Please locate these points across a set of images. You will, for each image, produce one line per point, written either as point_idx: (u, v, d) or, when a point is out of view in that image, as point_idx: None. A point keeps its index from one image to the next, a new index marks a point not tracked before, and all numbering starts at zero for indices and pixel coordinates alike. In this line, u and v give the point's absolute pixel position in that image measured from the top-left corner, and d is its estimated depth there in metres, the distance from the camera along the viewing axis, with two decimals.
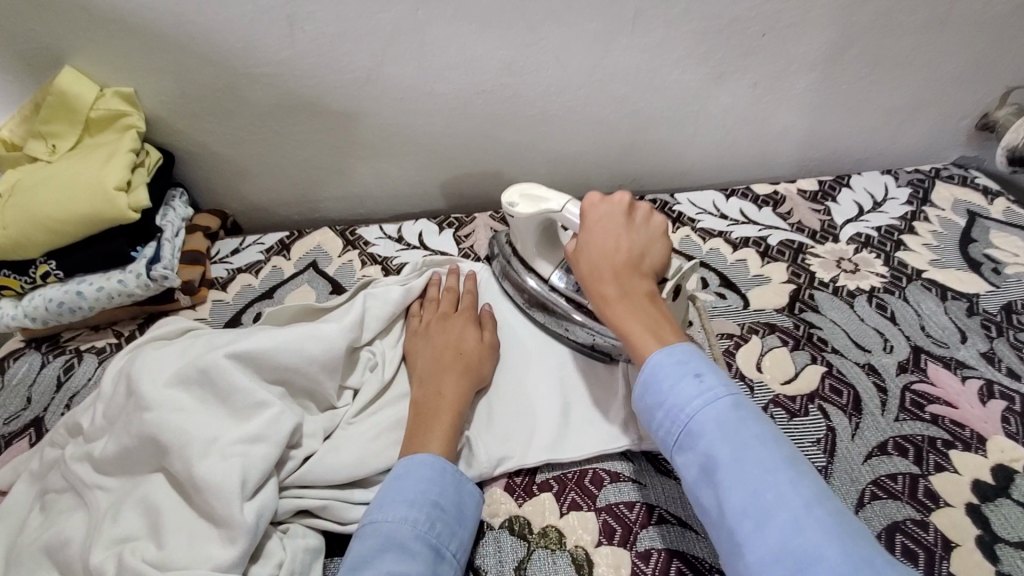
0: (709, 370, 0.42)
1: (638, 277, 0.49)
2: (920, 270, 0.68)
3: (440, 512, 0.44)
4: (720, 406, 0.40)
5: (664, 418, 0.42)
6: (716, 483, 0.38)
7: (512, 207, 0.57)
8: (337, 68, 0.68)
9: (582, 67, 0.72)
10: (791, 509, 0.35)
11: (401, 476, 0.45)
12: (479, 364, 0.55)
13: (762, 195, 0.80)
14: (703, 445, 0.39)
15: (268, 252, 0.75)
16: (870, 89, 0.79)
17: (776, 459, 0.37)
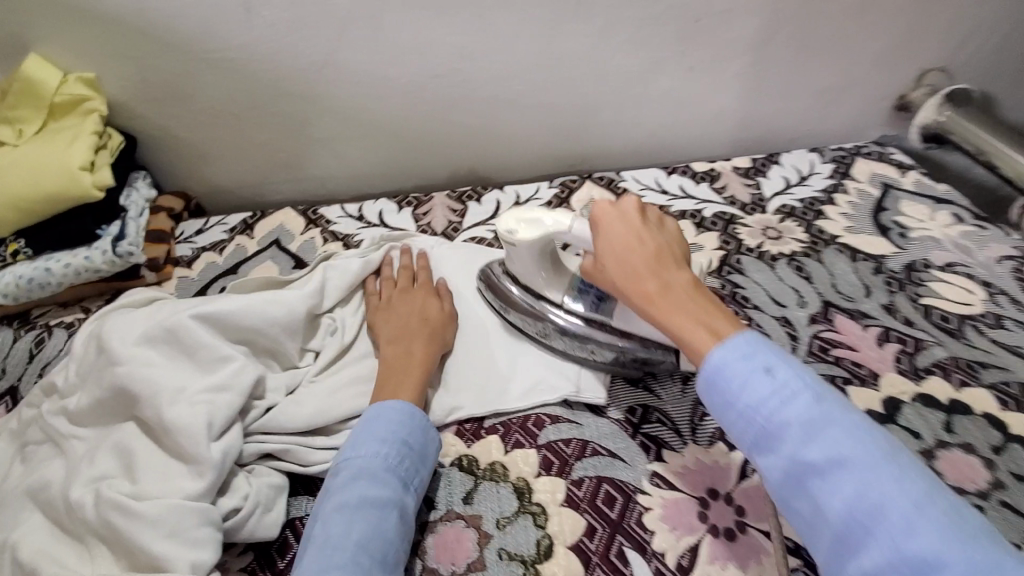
0: (780, 360, 0.37)
1: (674, 267, 0.46)
2: (836, 235, 0.75)
3: (407, 449, 0.48)
4: (800, 401, 0.35)
5: (737, 418, 0.37)
6: (809, 490, 0.34)
7: (512, 233, 0.54)
8: (294, 52, 0.72)
9: (530, 52, 0.77)
10: (902, 511, 0.31)
11: (372, 419, 0.49)
12: (443, 329, 0.59)
13: (701, 172, 0.87)
14: (786, 447, 0.35)
15: (232, 232, 0.78)
16: (797, 73, 0.86)
17: (876, 455, 0.33)
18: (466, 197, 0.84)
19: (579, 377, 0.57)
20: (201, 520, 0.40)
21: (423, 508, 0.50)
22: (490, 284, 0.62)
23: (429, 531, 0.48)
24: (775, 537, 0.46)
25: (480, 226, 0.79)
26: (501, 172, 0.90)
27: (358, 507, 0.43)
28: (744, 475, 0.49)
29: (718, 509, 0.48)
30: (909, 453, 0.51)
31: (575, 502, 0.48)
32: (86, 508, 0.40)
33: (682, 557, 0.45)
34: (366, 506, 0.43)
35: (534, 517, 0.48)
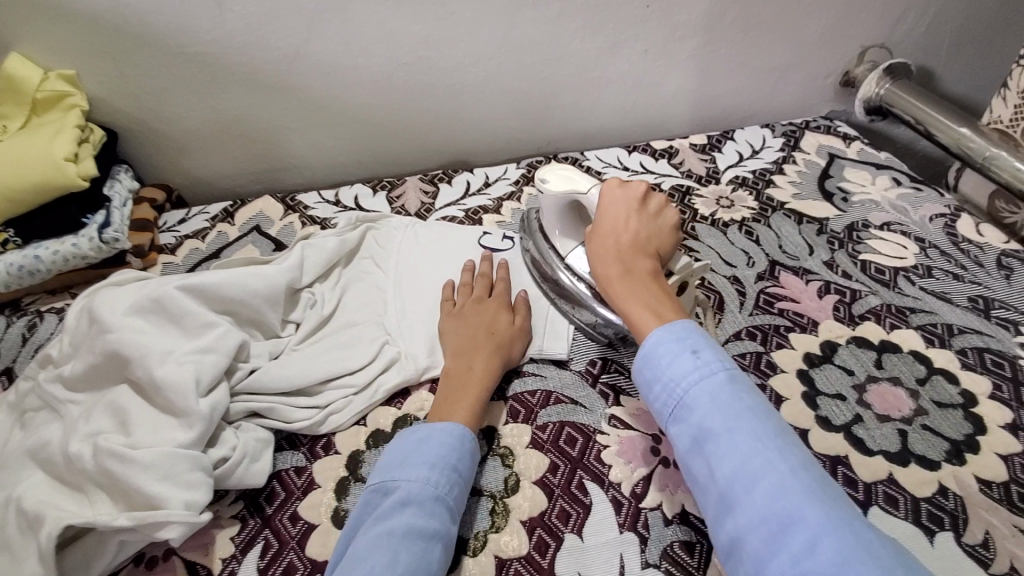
0: (706, 348, 0.44)
1: (643, 256, 0.54)
2: (784, 202, 0.80)
3: (457, 476, 0.47)
4: (714, 379, 0.42)
5: (661, 393, 0.44)
6: (706, 453, 0.40)
7: (544, 182, 0.62)
8: (266, 45, 0.75)
9: (492, 39, 0.81)
10: (781, 475, 0.37)
11: (425, 438, 0.48)
12: (512, 343, 0.58)
13: (660, 149, 0.92)
14: (694, 417, 0.42)
15: (213, 219, 0.81)
16: (746, 53, 0.92)
17: (768, 430, 0.39)
18: (437, 180, 0.88)
19: (545, 335, 0.61)
20: (192, 466, 0.45)
21: None
22: (540, 265, 0.66)
23: None
24: None
25: (451, 206, 0.84)
26: (471, 156, 0.95)
27: (405, 535, 0.42)
28: None
29: (669, 444, 0.52)
30: (842, 387, 0.56)
31: (540, 444, 0.53)
32: (85, 459, 0.44)
33: (636, 485, 0.50)
34: (413, 536, 0.42)
35: (503, 458, 0.52)
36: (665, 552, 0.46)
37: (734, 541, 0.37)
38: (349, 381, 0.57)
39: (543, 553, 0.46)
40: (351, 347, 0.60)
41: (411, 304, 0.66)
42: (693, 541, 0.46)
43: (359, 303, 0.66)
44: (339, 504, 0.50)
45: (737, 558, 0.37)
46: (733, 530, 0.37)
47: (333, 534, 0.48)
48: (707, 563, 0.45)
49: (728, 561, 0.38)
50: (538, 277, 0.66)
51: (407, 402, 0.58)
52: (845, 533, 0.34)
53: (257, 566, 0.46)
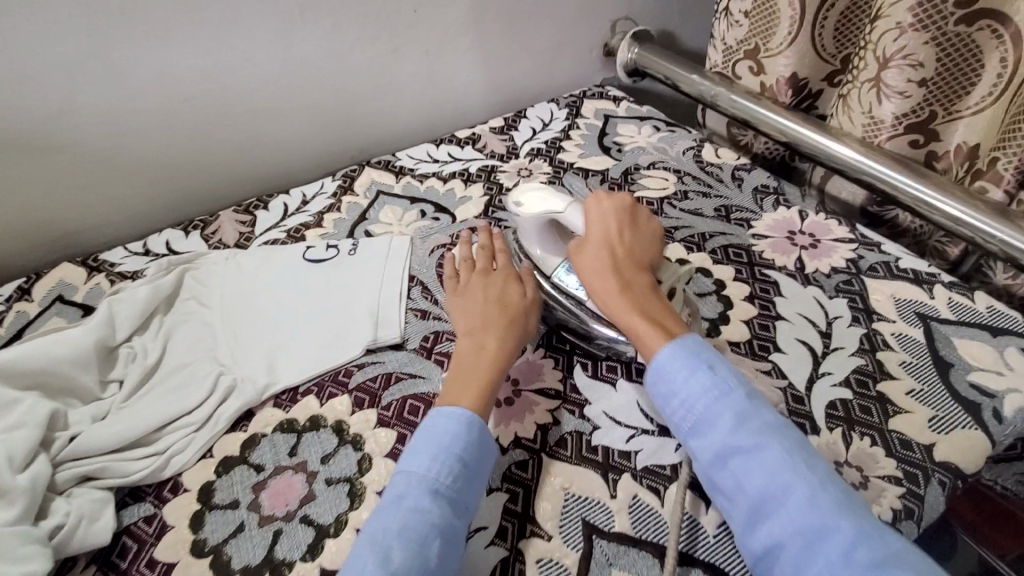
0: (720, 363, 0.50)
1: (634, 269, 0.57)
2: (572, 162, 0.92)
3: (460, 466, 0.47)
4: (732, 396, 0.48)
5: (681, 408, 0.49)
6: (733, 468, 0.45)
7: (518, 205, 0.64)
8: (19, 107, 0.70)
9: (273, 61, 0.83)
10: (810, 486, 0.42)
11: (431, 429, 0.49)
12: (524, 315, 0.60)
13: (463, 138, 1.00)
14: (718, 432, 0.47)
15: (5, 301, 0.75)
16: (517, 39, 1.03)
17: (791, 444, 0.45)
18: (253, 208, 0.88)
19: (376, 325, 0.67)
20: (22, 541, 0.45)
21: (252, 471, 0.55)
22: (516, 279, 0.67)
23: (261, 487, 0.53)
24: (542, 392, 0.59)
25: (271, 230, 0.84)
26: (287, 178, 0.96)
27: (401, 531, 0.43)
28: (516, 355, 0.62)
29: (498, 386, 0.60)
30: None
31: (387, 420, 0.58)
32: None
33: None
34: (408, 530, 0.43)
35: (353, 444, 0.56)
36: (505, 475, 0.53)
37: (770, 548, 0.42)
38: (187, 420, 0.57)
39: None
40: (186, 387, 0.60)
41: (243, 333, 0.67)
42: (526, 459, 0.54)
43: (186, 344, 0.65)
44: (197, 535, 0.50)
45: (771, 564, 0.42)
46: (768, 538, 0.42)
47: (195, 564, 0.49)
48: (539, 472, 0.53)
49: (760, 566, 0.43)
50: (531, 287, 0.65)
51: (254, 423, 0.59)
52: (875, 542, 0.39)
53: None
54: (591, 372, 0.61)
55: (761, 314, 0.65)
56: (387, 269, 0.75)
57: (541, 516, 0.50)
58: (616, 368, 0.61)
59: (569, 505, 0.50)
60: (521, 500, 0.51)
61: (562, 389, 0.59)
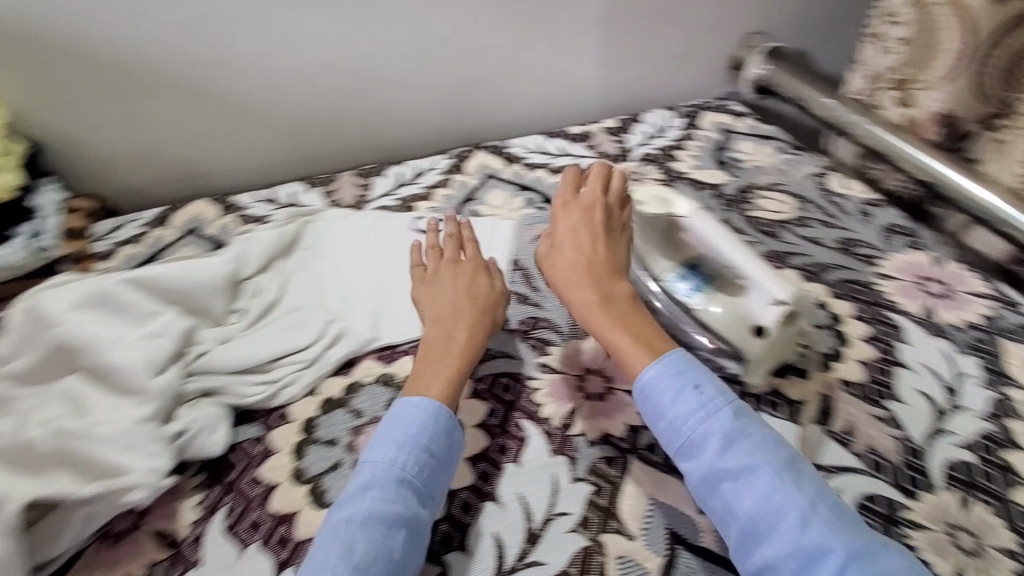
0: (706, 380, 0.50)
1: (612, 279, 0.58)
2: (686, 173, 0.91)
3: (427, 456, 0.49)
4: (721, 415, 0.48)
5: (667, 430, 0.50)
6: (724, 491, 0.46)
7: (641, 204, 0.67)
8: (186, 51, 0.78)
9: (410, 37, 0.86)
10: (800, 507, 0.44)
11: (397, 418, 0.51)
12: (491, 308, 0.61)
13: (575, 134, 1.00)
14: (706, 456, 0.47)
15: (147, 226, 0.83)
16: (645, 42, 1.02)
17: (778, 463, 0.46)
18: (370, 173, 0.92)
19: None
20: (151, 438, 0.49)
21: (351, 415, 0.58)
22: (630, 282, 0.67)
23: (359, 433, 0.56)
24: None
25: (385, 197, 0.89)
26: (403, 150, 0.99)
27: (365, 522, 0.44)
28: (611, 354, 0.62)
29: (592, 381, 0.59)
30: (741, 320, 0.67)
31: (480, 392, 0.59)
32: (43, 442, 0.47)
33: (565, 418, 0.56)
34: (373, 522, 0.44)
35: None
36: (591, 468, 0.53)
37: (763, 570, 0.43)
38: (297, 356, 0.61)
39: (487, 481, 0.52)
40: (299, 327, 0.64)
41: (353, 287, 0.70)
42: (615, 456, 0.53)
43: (300, 290, 0.69)
44: (297, 465, 0.54)
45: None
46: (762, 560, 0.43)
47: (293, 491, 0.52)
48: (627, 472, 0.52)
49: None
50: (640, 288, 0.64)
51: (355, 371, 0.62)
52: (865, 560, 0.41)
53: (223, 527, 0.50)
54: None
55: (883, 359, 0.61)
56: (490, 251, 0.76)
57: (625, 515, 0.50)
58: None
59: (655, 510, 0.50)
60: (606, 495, 0.51)
61: None
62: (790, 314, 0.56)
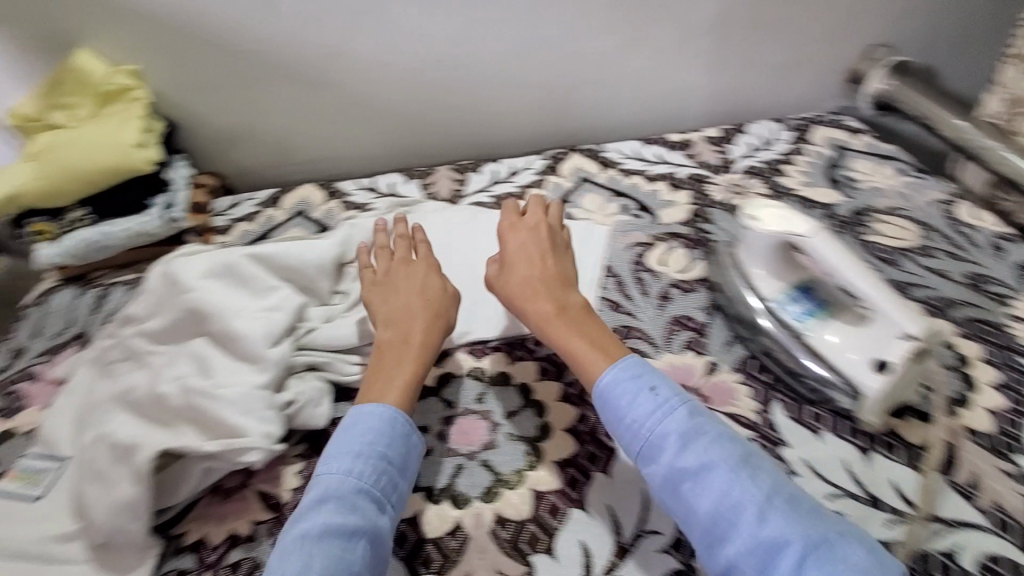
0: (661, 382, 0.51)
1: (566, 291, 0.60)
2: (793, 189, 0.86)
3: (385, 463, 0.48)
4: (676, 415, 0.49)
5: (628, 433, 0.50)
6: (685, 492, 0.46)
7: (753, 219, 0.62)
8: (310, 44, 0.82)
9: (519, 37, 0.87)
10: (756, 502, 0.44)
11: (352, 426, 0.50)
12: (441, 310, 0.61)
13: (675, 141, 0.97)
14: (665, 456, 0.47)
15: (261, 205, 0.89)
16: (756, 50, 0.97)
17: (734, 459, 0.46)
18: (467, 169, 0.94)
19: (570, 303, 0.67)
20: (265, 405, 0.53)
21: (443, 404, 0.59)
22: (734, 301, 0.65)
23: (450, 422, 0.57)
24: (734, 418, 0.58)
25: (480, 193, 0.90)
26: (498, 148, 1.00)
27: (323, 535, 0.43)
28: (708, 372, 0.61)
29: None
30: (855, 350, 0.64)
31: (569, 397, 0.58)
32: (175, 397, 0.51)
33: None
34: (331, 535, 0.43)
35: (536, 409, 0.58)
36: None
37: (728, 569, 0.43)
38: None
39: (575, 487, 0.52)
40: None
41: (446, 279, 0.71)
42: None
43: None
44: None
45: None
46: (727, 558, 0.43)
47: None
48: None
49: None
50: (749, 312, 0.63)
51: (447, 362, 0.62)
52: (824, 549, 0.41)
53: None
54: (793, 414, 0.58)
55: (1013, 410, 0.57)
56: (583, 254, 0.75)
57: None
58: (822, 418, 0.58)
59: None
60: None
61: (759, 421, 0.58)
62: (920, 350, 0.52)
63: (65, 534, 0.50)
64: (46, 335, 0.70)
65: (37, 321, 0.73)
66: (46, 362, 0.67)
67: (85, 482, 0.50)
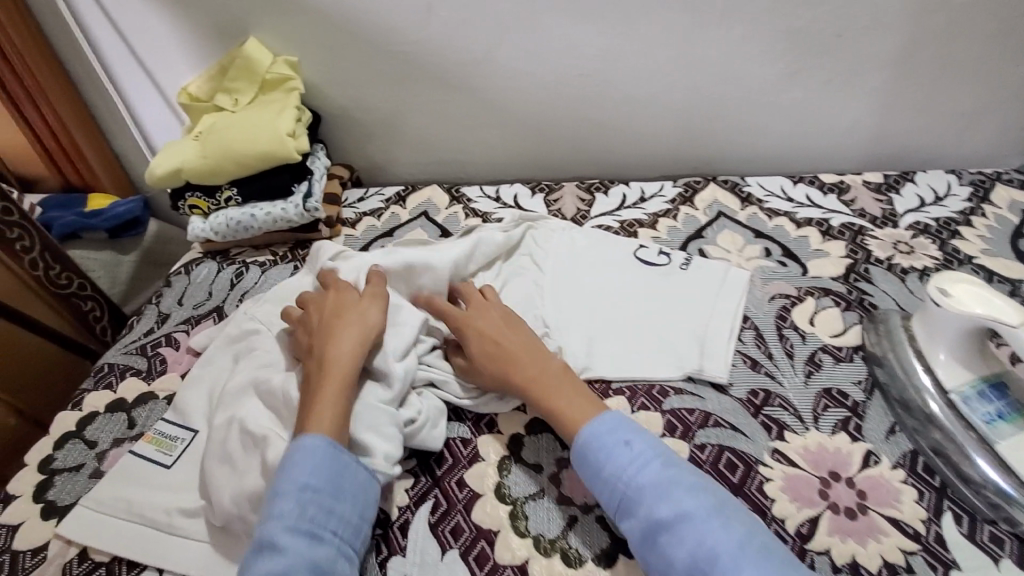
0: (637, 435, 0.48)
1: (539, 351, 0.56)
2: (972, 256, 0.75)
3: (313, 494, 0.45)
4: (651, 466, 0.46)
5: (605, 488, 0.47)
6: (661, 546, 0.42)
7: (943, 294, 0.55)
8: (456, 49, 0.82)
9: (671, 56, 0.82)
10: (731, 552, 0.40)
11: (279, 466, 0.47)
12: (360, 315, 0.55)
13: (829, 183, 0.87)
14: (643, 508, 0.44)
15: (387, 202, 0.90)
16: (941, 91, 0.85)
17: (707, 507, 0.43)
18: (594, 188, 0.90)
19: (702, 354, 0.62)
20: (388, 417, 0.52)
21: (558, 444, 0.55)
22: (901, 383, 0.57)
23: (564, 465, 0.54)
24: (895, 523, 0.50)
25: (606, 216, 0.85)
26: (627, 168, 0.96)
27: None
28: (862, 462, 0.54)
29: (840, 491, 0.52)
30: None
31: (698, 463, 0.54)
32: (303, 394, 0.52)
33: (802, 525, 0.50)
34: None
35: None
36: None
37: None
38: None
39: None
40: None
41: (569, 304, 0.68)
42: None
43: (519, 297, 0.67)
44: (502, 480, 0.53)
45: None
46: None
47: (496, 506, 0.51)
48: None
49: None
50: (922, 398, 0.55)
51: None
52: None
53: (428, 521, 0.51)
54: (966, 531, 0.49)
55: None
56: (720, 298, 0.68)
57: None
58: (1004, 542, 0.48)
59: None
60: None
61: (924, 533, 0.49)
62: None
63: (189, 509, 0.52)
64: (186, 305, 0.75)
65: (181, 290, 0.77)
66: (185, 332, 0.71)
67: (214, 463, 0.51)
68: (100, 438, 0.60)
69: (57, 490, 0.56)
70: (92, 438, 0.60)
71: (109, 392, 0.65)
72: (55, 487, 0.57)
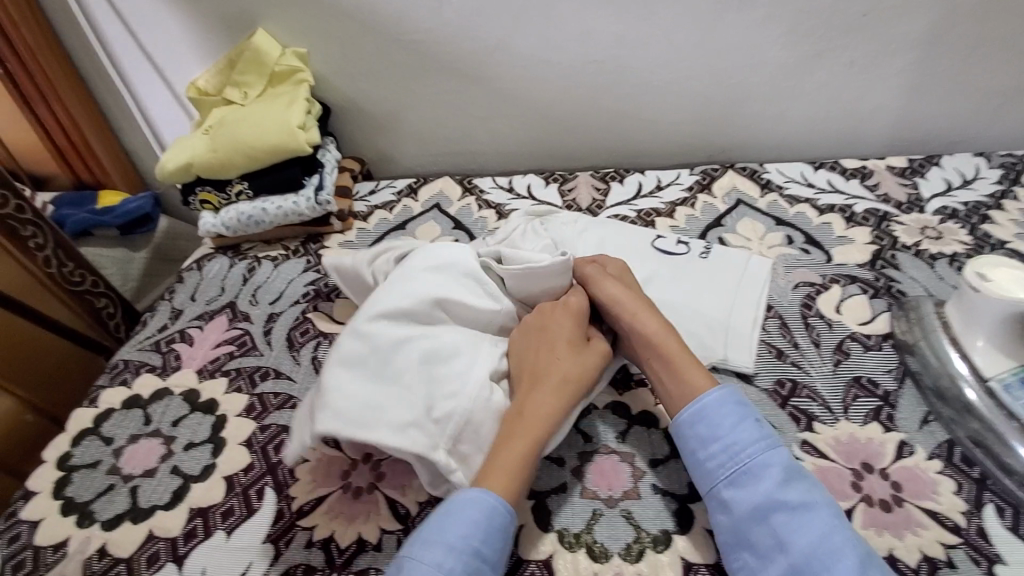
0: (765, 419, 0.48)
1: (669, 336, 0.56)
2: (1004, 241, 0.72)
3: (479, 562, 0.42)
4: (779, 450, 0.45)
5: (721, 455, 0.46)
6: (775, 525, 0.42)
7: (982, 279, 0.53)
8: (469, 37, 0.80)
9: (692, 40, 0.79)
10: (856, 555, 0.40)
11: (452, 510, 0.44)
12: (582, 368, 0.53)
13: (850, 168, 0.85)
14: (762, 484, 0.44)
15: (399, 194, 0.88)
16: (968, 73, 0.83)
17: (830, 505, 0.43)
18: (609, 178, 0.88)
19: (726, 344, 0.61)
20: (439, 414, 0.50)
21: (579, 437, 0.54)
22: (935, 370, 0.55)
23: (587, 458, 0.53)
24: (933, 515, 0.48)
25: (622, 205, 0.83)
26: (642, 157, 0.94)
27: None
28: (896, 453, 0.52)
29: (874, 482, 0.50)
30: None
31: None
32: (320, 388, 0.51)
33: None
34: None
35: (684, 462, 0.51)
36: None
37: None
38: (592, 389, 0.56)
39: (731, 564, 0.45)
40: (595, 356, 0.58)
41: None
42: None
43: None
44: None
45: None
46: None
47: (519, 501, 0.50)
48: None
49: None
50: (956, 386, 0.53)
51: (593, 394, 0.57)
52: None
53: None
54: (1010, 525, 0.47)
55: None
56: (743, 285, 0.66)
57: None
58: None
59: None
60: None
61: (964, 525, 0.47)
62: None
63: None
64: (199, 301, 0.74)
65: (193, 286, 0.77)
66: (199, 327, 0.70)
67: None
68: (117, 435, 0.60)
69: (75, 487, 0.56)
70: (109, 434, 0.60)
71: (125, 388, 0.64)
72: (74, 483, 0.56)
